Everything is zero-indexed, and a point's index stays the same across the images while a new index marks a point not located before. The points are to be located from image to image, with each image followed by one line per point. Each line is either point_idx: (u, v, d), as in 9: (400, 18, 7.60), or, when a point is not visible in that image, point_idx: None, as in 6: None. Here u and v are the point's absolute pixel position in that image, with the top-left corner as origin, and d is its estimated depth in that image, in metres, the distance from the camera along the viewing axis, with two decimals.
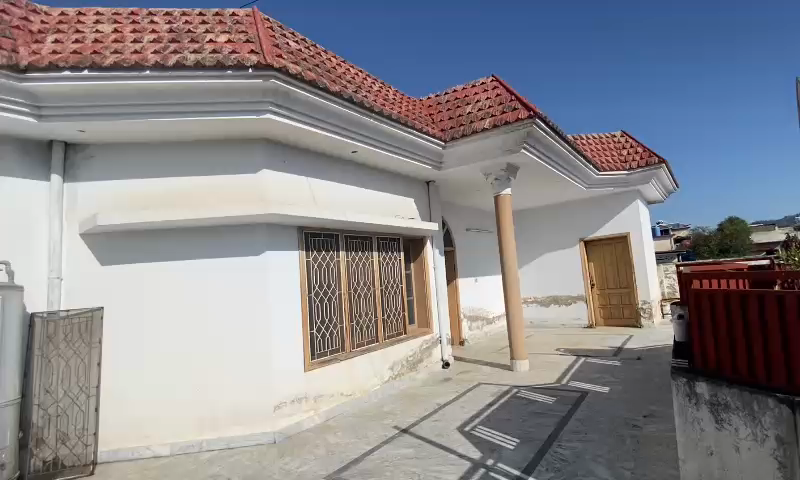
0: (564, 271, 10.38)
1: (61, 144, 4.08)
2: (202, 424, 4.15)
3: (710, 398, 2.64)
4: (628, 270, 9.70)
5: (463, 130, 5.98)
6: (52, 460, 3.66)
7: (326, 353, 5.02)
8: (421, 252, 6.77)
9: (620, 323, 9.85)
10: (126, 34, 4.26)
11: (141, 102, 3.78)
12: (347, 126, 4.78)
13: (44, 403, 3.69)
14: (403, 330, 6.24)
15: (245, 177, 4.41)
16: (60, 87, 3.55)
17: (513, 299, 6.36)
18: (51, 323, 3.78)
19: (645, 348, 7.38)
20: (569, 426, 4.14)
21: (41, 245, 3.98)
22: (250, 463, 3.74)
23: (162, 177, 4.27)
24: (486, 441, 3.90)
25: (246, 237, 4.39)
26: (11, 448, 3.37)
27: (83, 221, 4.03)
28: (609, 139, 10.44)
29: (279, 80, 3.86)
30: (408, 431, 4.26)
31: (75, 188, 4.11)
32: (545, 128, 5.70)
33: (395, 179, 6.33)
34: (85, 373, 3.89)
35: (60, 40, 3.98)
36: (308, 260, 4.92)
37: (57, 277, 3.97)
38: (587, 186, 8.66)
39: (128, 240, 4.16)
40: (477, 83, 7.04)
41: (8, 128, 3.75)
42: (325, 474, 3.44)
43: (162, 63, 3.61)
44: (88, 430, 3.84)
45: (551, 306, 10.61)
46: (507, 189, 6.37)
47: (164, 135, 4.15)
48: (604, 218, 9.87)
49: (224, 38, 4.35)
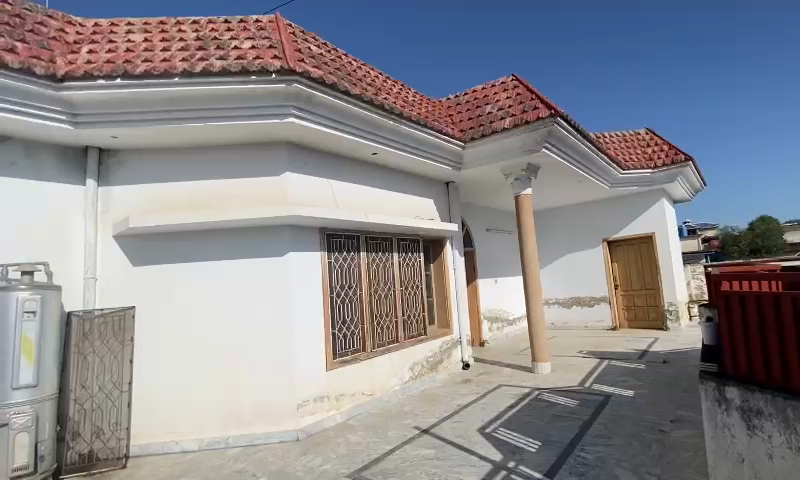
0: (586, 272, 10.20)
1: (95, 149, 4.26)
2: (228, 422, 4.25)
3: (742, 403, 2.57)
4: (653, 271, 9.48)
5: (483, 130, 5.96)
6: (88, 454, 3.83)
7: (347, 353, 5.07)
8: (440, 252, 6.77)
9: (645, 326, 9.64)
10: (155, 42, 4.41)
11: (169, 108, 3.90)
12: (368, 128, 4.83)
13: (79, 398, 3.87)
14: (423, 331, 6.25)
15: (269, 180, 4.51)
16: (96, 95, 3.71)
17: (534, 301, 6.28)
18: (86, 322, 3.97)
19: (672, 351, 7.19)
20: (593, 430, 4.07)
21: (77, 247, 4.17)
22: (274, 459, 3.82)
23: (189, 180, 4.40)
24: (507, 443, 3.87)
25: (270, 237, 4.48)
26: (49, 440, 3.52)
27: (116, 222, 4.20)
28: (633, 136, 10.20)
29: (301, 84, 3.93)
30: (429, 432, 4.28)
31: (110, 191, 4.29)
32: (567, 127, 5.63)
33: (414, 180, 6.35)
34: (118, 369, 4.05)
35: (94, 50, 4.16)
36: (330, 261, 4.99)
37: (92, 276, 4.15)
38: (611, 185, 8.50)
39: (157, 241, 4.31)
40: (497, 83, 7.00)
41: (46, 135, 3.93)
42: (347, 473, 3.48)
43: (190, 70, 3.73)
44: (121, 425, 3.99)
45: (573, 308, 10.44)
46: (528, 189, 6.32)
47: (192, 139, 4.27)
48: (629, 218, 9.66)
49: (248, 44, 4.45)
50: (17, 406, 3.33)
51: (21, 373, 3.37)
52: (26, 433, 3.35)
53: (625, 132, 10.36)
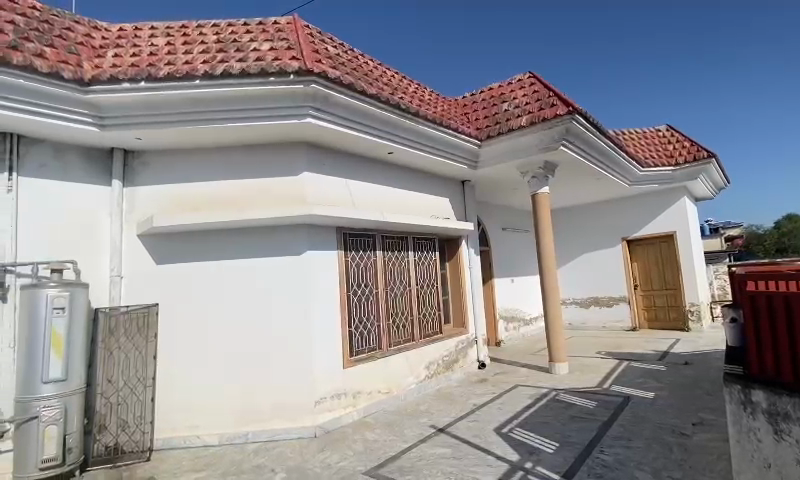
0: (604, 272, 10.03)
1: (120, 150, 4.38)
2: (247, 417, 4.32)
3: (769, 407, 2.51)
4: (674, 270, 9.27)
5: (499, 128, 5.92)
6: (113, 446, 3.97)
7: (364, 351, 5.11)
8: (456, 250, 6.76)
9: (666, 326, 9.44)
10: (177, 46, 4.51)
11: (191, 109, 3.98)
12: (385, 128, 4.86)
13: (106, 392, 4.01)
14: (438, 330, 6.25)
15: (287, 180, 4.56)
16: (120, 98, 3.82)
17: (551, 300, 6.21)
18: (112, 318, 4.12)
19: (694, 353, 7.01)
20: (612, 432, 4.01)
21: (104, 246, 4.30)
22: (292, 455, 3.87)
23: (210, 181, 4.49)
24: (524, 444, 3.85)
25: (288, 236, 4.54)
26: (77, 433, 3.63)
27: (140, 222, 4.31)
28: (653, 133, 9.99)
29: (319, 84, 3.97)
30: (445, 431, 4.27)
31: (134, 192, 4.41)
32: (585, 124, 5.55)
33: (430, 178, 6.34)
34: (142, 365, 4.19)
35: (119, 54, 4.28)
36: (347, 260, 5.03)
37: (118, 274, 4.27)
38: (630, 183, 8.34)
39: (179, 241, 4.40)
40: (514, 80, 6.94)
41: (72, 137, 4.04)
42: (363, 470, 3.51)
43: (210, 72, 3.81)
44: (145, 419, 4.13)
45: (591, 308, 10.28)
46: (544, 187, 6.25)
47: (212, 140, 4.36)
48: (649, 216, 9.47)
49: (267, 46, 4.52)
50: (46, 399, 3.46)
51: (50, 368, 3.50)
52: (56, 426, 3.47)
53: (645, 129, 10.15)
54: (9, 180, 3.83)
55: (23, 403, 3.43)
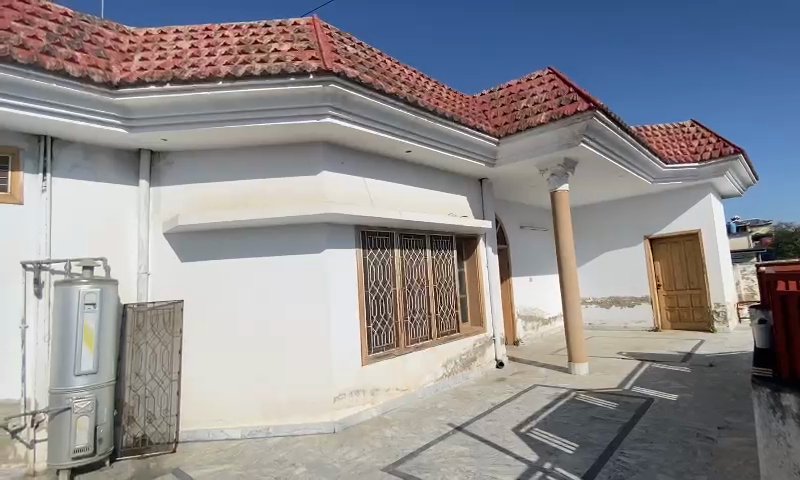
0: (625, 271, 9.85)
1: (147, 151, 4.51)
2: (268, 412, 4.41)
3: (798, 411, 2.41)
4: (698, 269, 9.03)
5: (518, 125, 5.87)
6: (141, 437, 4.11)
7: (382, 348, 5.15)
8: (474, 249, 6.74)
9: (690, 327, 9.21)
10: (201, 48, 4.61)
11: (213, 110, 4.07)
12: (403, 127, 4.88)
13: (134, 385, 4.16)
14: (456, 328, 6.25)
15: (306, 179, 4.62)
16: (146, 100, 3.93)
17: (571, 300, 6.13)
18: (140, 313, 4.27)
19: (719, 355, 6.83)
20: (634, 434, 3.95)
21: (132, 244, 4.44)
22: (313, 450, 3.94)
23: (231, 181, 4.58)
24: (542, 444, 3.82)
25: (307, 235, 4.60)
26: (108, 424, 3.77)
27: (165, 221, 4.44)
28: (677, 129, 9.74)
29: (337, 84, 4.02)
30: (463, 429, 4.28)
31: (159, 191, 4.54)
32: (606, 120, 5.45)
33: (448, 177, 6.33)
34: (168, 360, 4.32)
35: (146, 57, 4.41)
36: (365, 258, 5.06)
37: (145, 271, 4.42)
38: (653, 180, 8.16)
39: (202, 239, 4.52)
40: (532, 76, 6.86)
41: (100, 139, 4.19)
42: (382, 466, 3.54)
43: (232, 74, 3.90)
44: (171, 411, 4.25)
45: (612, 307, 10.10)
46: (564, 185, 6.17)
47: (234, 141, 4.44)
48: (672, 213, 9.24)
49: (287, 46, 4.59)
50: (78, 391, 3.60)
51: (83, 361, 3.64)
52: (87, 416, 3.61)
53: (669, 124, 9.90)
54: (43, 180, 3.98)
55: (56, 395, 3.57)
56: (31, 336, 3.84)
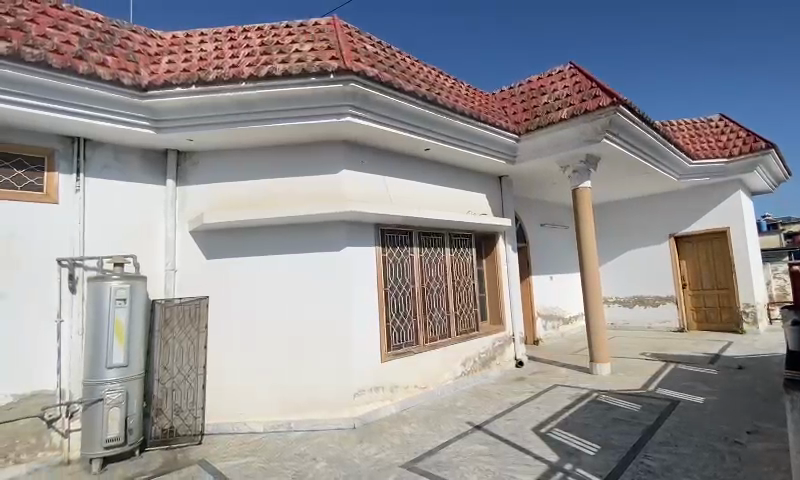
0: (649, 270, 9.62)
1: (174, 152, 4.63)
2: (290, 407, 4.49)
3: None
4: (726, 269, 8.75)
5: (538, 121, 5.79)
6: (169, 429, 4.24)
7: (401, 346, 5.17)
8: (493, 247, 6.69)
9: (718, 328, 8.94)
10: (225, 50, 4.71)
11: (236, 111, 4.15)
12: (422, 126, 4.88)
13: (162, 378, 4.29)
14: (475, 326, 6.23)
15: (326, 178, 4.67)
16: (173, 102, 4.04)
17: (594, 299, 6.02)
18: (168, 308, 4.40)
19: (748, 357, 6.61)
20: (658, 436, 3.87)
21: (159, 243, 4.58)
22: (333, 445, 3.99)
23: (254, 180, 4.67)
24: (563, 445, 3.78)
25: (328, 233, 4.65)
26: (137, 416, 3.90)
27: (191, 220, 4.56)
28: (704, 123, 9.43)
29: (357, 83, 4.04)
30: (482, 428, 4.27)
31: (185, 190, 4.67)
32: (630, 115, 5.33)
33: (467, 174, 6.30)
34: (194, 354, 4.45)
35: (173, 60, 4.53)
36: (384, 256, 5.09)
37: (172, 268, 4.55)
38: (679, 176, 7.94)
39: (226, 237, 4.63)
40: (554, 72, 6.77)
41: (130, 140, 4.33)
42: (401, 463, 3.57)
43: (255, 75, 3.97)
44: (197, 405, 4.38)
45: (635, 307, 9.88)
46: (586, 182, 6.06)
47: (256, 140, 4.53)
48: (699, 211, 8.96)
49: (308, 47, 4.64)
50: (110, 383, 3.75)
51: (114, 355, 3.78)
52: (118, 408, 3.75)
53: (695, 119, 9.60)
54: (77, 180, 4.13)
55: (89, 386, 3.72)
56: (66, 330, 4.01)
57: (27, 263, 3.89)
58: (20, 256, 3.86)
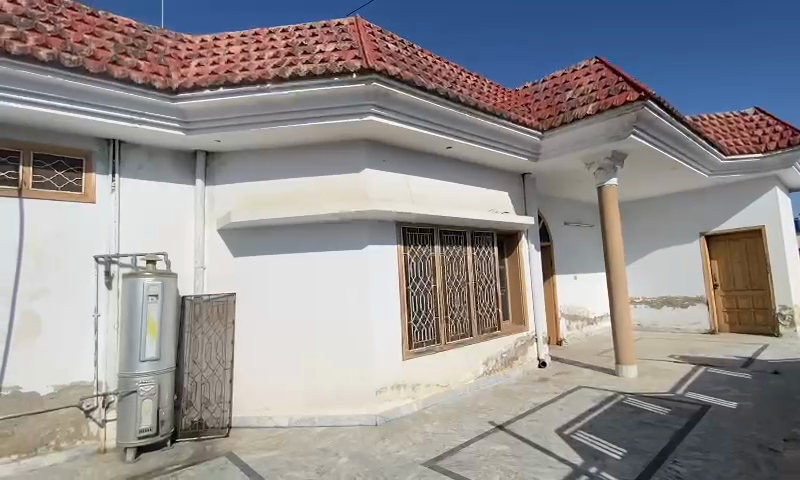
0: (678, 270, 9.33)
1: (203, 153, 4.77)
2: (313, 402, 4.57)
3: None
4: (761, 269, 8.40)
5: (563, 117, 5.68)
6: (198, 421, 4.39)
7: (423, 344, 5.19)
8: (515, 245, 6.62)
9: (752, 331, 8.60)
10: (251, 52, 4.81)
11: (262, 112, 4.23)
12: (445, 124, 4.86)
13: (192, 372, 4.45)
14: (497, 326, 6.19)
15: (349, 177, 4.71)
16: (202, 104, 4.15)
17: (620, 299, 5.88)
18: (197, 305, 4.55)
19: (785, 361, 6.33)
20: (687, 442, 3.77)
21: (189, 241, 4.73)
22: (355, 441, 4.04)
23: (278, 180, 4.76)
24: (588, 447, 3.72)
25: (351, 231, 4.70)
26: (169, 408, 4.04)
27: (219, 219, 4.69)
28: (738, 117, 9.06)
29: (380, 82, 4.05)
30: (504, 428, 4.23)
31: (213, 190, 4.80)
32: (658, 110, 5.17)
33: (490, 172, 6.24)
34: (222, 349, 4.59)
35: (202, 63, 4.65)
36: (406, 254, 5.11)
37: (201, 266, 4.69)
38: (710, 172, 7.66)
39: (252, 236, 4.74)
40: (578, 67, 6.62)
41: (161, 141, 4.46)
42: (423, 461, 3.58)
43: (280, 76, 4.04)
44: (224, 398, 4.51)
45: (663, 308, 9.60)
46: (612, 179, 5.92)
47: (282, 140, 4.61)
48: (733, 208, 8.62)
49: (331, 47, 4.68)
50: (144, 376, 3.89)
51: (147, 349, 3.92)
52: (151, 400, 3.89)
53: (729, 112, 9.23)
54: (113, 180, 4.31)
55: (125, 378, 3.88)
56: (102, 324, 4.19)
57: (67, 259, 4.08)
58: (60, 254, 4.05)
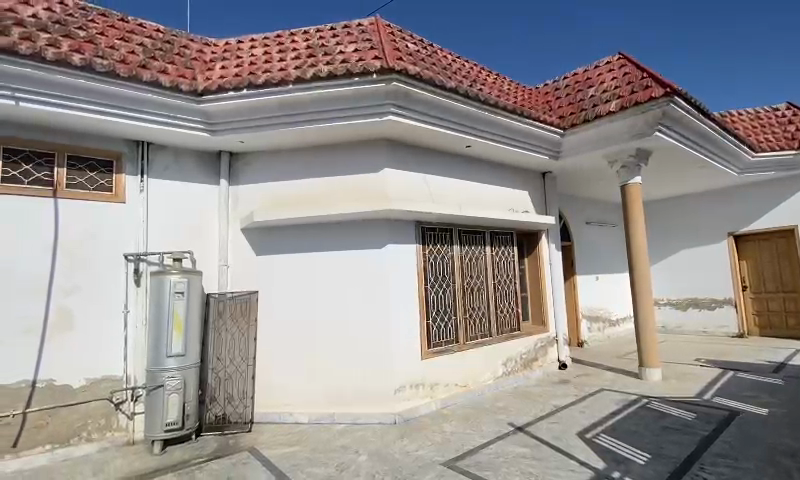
0: (704, 271, 9.06)
1: (227, 154, 4.87)
2: (333, 400, 4.62)
3: None
4: (794, 270, 8.07)
5: (585, 115, 5.58)
6: (222, 416, 4.49)
7: (442, 343, 5.19)
8: (535, 245, 6.55)
9: (783, 334, 8.28)
10: (273, 54, 4.88)
11: (284, 113, 4.30)
12: (465, 122, 4.84)
13: (216, 367, 4.56)
14: (516, 326, 6.14)
15: (368, 177, 4.74)
16: (227, 106, 4.24)
17: (644, 301, 5.75)
18: (221, 303, 4.65)
19: None
20: (714, 448, 3.67)
21: (214, 240, 4.83)
22: (374, 439, 4.07)
23: (299, 180, 4.82)
24: (610, 451, 3.66)
25: (372, 231, 4.72)
26: (193, 402, 4.14)
27: (243, 218, 4.78)
28: (769, 113, 8.72)
29: (400, 82, 4.05)
30: (524, 430, 4.20)
31: (237, 190, 4.90)
32: (685, 106, 5.03)
33: (510, 172, 6.18)
34: (245, 345, 4.67)
35: (226, 65, 4.75)
36: (425, 254, 5.10)
37: (225, 264, 4.79)
38: (739, 170, 7.41)
39: (273, 235, 4.82)
40: (601, 63, 6.49)
41: (187, 142, 4.57)
42: (442, 461, 3.59)
43: (302, 77, 4.09)
44: (247, 394, 4.60)
45: (688, 309, 9.35)
46: (636, 178, 5.79)
47: (303, 140, 4.66)
48: (764, 207, 8.30)
49: (352, 48, 4.72)
50: (170, 371, 4.00)
51: (173, 345, 4.03)
52: (177, 394, 4.00)
53: (759, 108, 8.90)
54: (141, 181, 4.44)
55: (152, 373, 3.99)
56: (130, 320, 4.32)
57: (98, 258, 4.23)
58: (92, 252, 4.20)
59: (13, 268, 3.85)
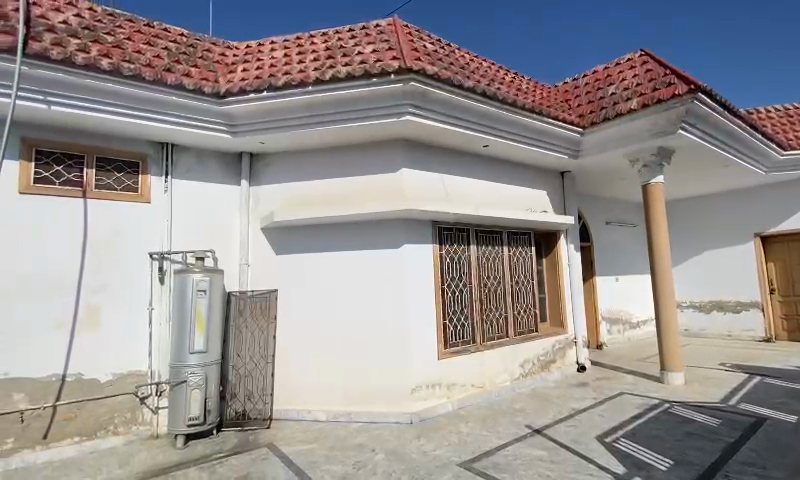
0: (730, 272, 8.80)
1: (248, 155, 4.95)
2: (351, 398, 4.65)
3: None
4: None
5: (605, 113, 5.49)
6: (242, 412, 4.58)
7: (460, 344, 5.18)
8: (554, 246, 6.47)
9: None
10: (293, 56, 4.94)
11: (303, 114, 4.35)
12: (483, 122, 4.81)
13: (236, 364, 4.66)
14: (534, 328, 6.08)
15: (386, 178, 4.76)
16: (247, 107, 4.31)
17: (667, 303, 5.61)
18: (241, 301, 4.76)
19: None
20: (740, 455, 3.57)
21: (235, 239, 4.93)
22: (391, 438, 4.09)
23: (318, 180, 4.87)
24: (631, 456, 3.60)
25: (390, 231, 4.74)
26: (214, 398, 4.23)
27: (263, 218, 4.86)
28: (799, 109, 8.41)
29: (418, 82, 4.06)
30: (541, 432, 4.16)
31: (257, 191, 4.98)
32: (709, 103, 4.90)
33: (529, 171, 6.12)
34: (265, 343, 4.75)
35: (247, 67, 4.83)
36: (442, 254, 5.10)
37: (246, 263, 4.88)
38: (766, 169, 7.16)
39: (292, 234, 4.88)
40: (622, 60, 6.37)
41: (209, 143, 4.67)
42: (458, 461, 3.58)
43: (321, 78, 4.12)
44: (266, 391, 4.67)
45: (713, 312, 9.09)
46: (658, 177, 5.67)
47: (322, 141, 4.70)
48: (794, 208, 8.00)
49: (370, 49, 4.74)
50: (192, 367, 4.10)
51: (195, 341, 4.13)
52: (198, 390, 4.09)
53: (789, 105, 8.59)
54: (165, 182, 4.56)
55: (175, 369, 4.10)
56: (154, 317, 4.44)
57: (125, 256, 4.36)
58: (118, 251, 4.33)
59: (44, 265, 4.00)
